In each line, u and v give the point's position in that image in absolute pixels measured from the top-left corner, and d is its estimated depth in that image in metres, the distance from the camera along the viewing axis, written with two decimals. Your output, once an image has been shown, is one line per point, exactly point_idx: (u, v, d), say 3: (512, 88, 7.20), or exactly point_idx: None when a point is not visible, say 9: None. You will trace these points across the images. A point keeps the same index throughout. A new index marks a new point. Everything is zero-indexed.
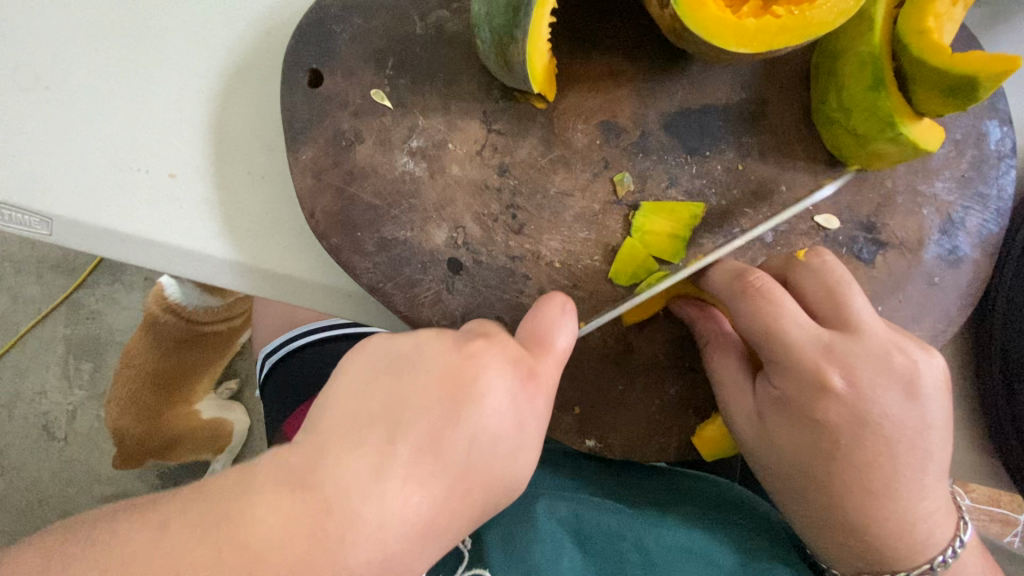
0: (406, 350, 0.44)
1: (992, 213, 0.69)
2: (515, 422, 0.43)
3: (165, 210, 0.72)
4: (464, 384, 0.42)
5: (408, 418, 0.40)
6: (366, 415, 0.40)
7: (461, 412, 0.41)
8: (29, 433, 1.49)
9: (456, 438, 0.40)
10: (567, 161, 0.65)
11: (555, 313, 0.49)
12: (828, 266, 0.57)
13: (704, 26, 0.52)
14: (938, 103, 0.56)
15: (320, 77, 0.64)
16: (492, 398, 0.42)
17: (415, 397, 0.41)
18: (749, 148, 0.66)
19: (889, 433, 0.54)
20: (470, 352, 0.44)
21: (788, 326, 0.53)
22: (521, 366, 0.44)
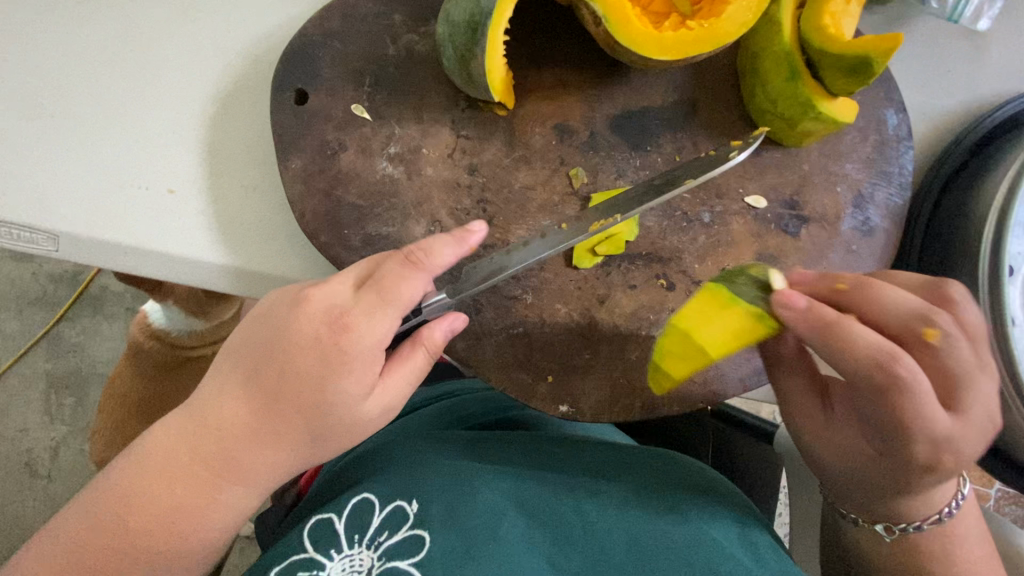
0: (267, 298, 0.60)
1: (897, 188, 0.80)
2: (321, 360, 0.55)
3: (165, 221, 0.79)
4: (284, 323, 0.56)
5: (238, 350, 0.58)
6: (229, 347, 0.60)
7: (276, 348, 0.56)
8: (11, 471, 1.50)
9: (243, 350, 0.58)
10: (528, 160, 0.74)
11: (387, 269, 0.57)
12: (890, 297, 0.56)
13: (631, 40, 0.63)
14: (844, 83, 0.68)
15: (306, 95, 0.72)
16: (301, 325, 0.55)
17: (255, 336, 0.57)
18: (684, 141, 0.76)
19: (957, 373, 0.54)
20: (306, 296, 0.57)
21: (874, 354, 0.52)
22: (334, 311, 0.56)
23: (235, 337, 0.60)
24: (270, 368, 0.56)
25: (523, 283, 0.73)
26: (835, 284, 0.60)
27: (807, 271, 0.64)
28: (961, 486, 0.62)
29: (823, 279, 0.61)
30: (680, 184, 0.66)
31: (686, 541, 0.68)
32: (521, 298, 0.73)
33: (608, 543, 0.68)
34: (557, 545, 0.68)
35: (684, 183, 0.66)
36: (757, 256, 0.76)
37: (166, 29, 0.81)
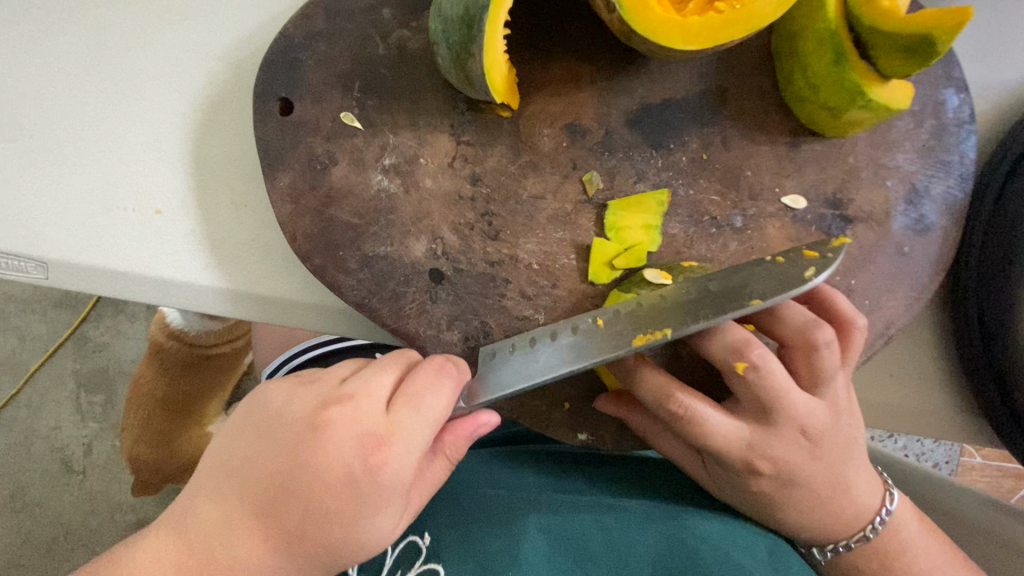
0: (274, 409, 0.50)
1: (956, 179, 0.70)
2: (353, 496, 0.46)
3: (155, 244, 0.75)
4: (301, 452, 0.47)
5: (248, 480, 0.47)
6: (231, 466, 0.48)
7: (295, 478, 0.46)
8: (48, 468, 1.51)
9: (255, 476, 0.47)
10: (536, 165, 0.67)
11: (423, 380, 0.50)
12: (764, 380, 0.56)
13: (650, 29, 0.54)
14: (900, 65, 0.58)
15: (291, 105, 0.66)
16: (329, 457, 0.46)
17: (267, 463, 0.47)
18: (711, 137, 0.68)
19: (810, 437, 0.59)
20: (322, 423, 0.47)
21: (711, 435, 0.59)
22: (369, 440, 0.47)
23: (237, 454, 0.49)
24: (293, 505, 0.46)
25: (535, 302, 0.67)
26: (734, 361, 0.57)
27: (714, 335, 0.58)
28: (887, 501, 0.64)
29: (728, 352, 0.57)
30: (745, 301, 0.55)
31: (722, 555, 0.61)
32: (533, 318, 0.67)
33: (631, 563, 0.62)
34: (579, 566, 0.62)
35: (751, 303, 0.55)
36: None
37: (139, 36, 0.75)
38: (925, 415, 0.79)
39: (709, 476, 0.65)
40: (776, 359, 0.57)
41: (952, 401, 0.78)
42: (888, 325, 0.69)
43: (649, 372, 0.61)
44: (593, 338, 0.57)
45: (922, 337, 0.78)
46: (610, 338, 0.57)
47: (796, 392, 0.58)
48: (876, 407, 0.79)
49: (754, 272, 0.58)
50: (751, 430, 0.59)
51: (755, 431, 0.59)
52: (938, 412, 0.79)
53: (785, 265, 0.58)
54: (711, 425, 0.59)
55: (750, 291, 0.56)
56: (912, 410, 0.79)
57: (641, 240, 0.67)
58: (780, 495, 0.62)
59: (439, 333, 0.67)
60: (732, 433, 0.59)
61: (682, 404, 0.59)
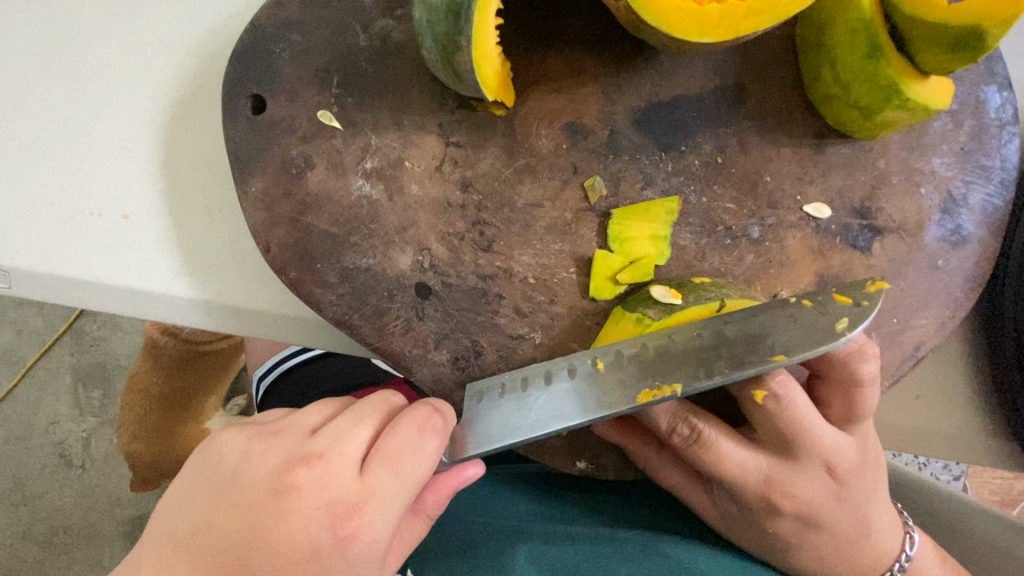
0: (230, 466, 0.43)
1: (996, 186, 0.64)
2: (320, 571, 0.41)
3: (123, 252, 0.69)
4: (261, 521, 0.41)
5: (200, 552, 0.41)
6: (179, 535, 0.42)
7: (254, 551, 0.40)
8: (47, 462, 1.41)
9: (207, 549, 0.41)
10: (533, 169, 0.61)
11: (403, 436, 0.44)
12: (785, 411, 0.51)
13: (663, 18, 0.47)
14: (943, 60, 0.52)
15: (263, 103, 0.60)
16: (292, 528, 0.41)
17: (221, 532, 0.41)
18: (727, 138, 0.61)
19: (832, 475, 0.54)
20: (285, 487, 0.41)
21: (728, 469, 0.54)
22: (340, 508, 0.41)
23: (186, 521, 0.42)
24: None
25: (531, 319, 0.61)
26: (754, 391, 0.51)
27: None
28: (906, 544, 0.60)
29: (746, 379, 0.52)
30: (767, 356, 0.49)
31: None
32: (528, 337, 0.61)
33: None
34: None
35: (774, 359, 0.49)
36: (818, 278, 0.62)
37: (104, 26, 0.69)
38: (954, 439, 0.73)
39: (721, 514, 0.60)
40: (799, 388, 0.51)
41: (984, 425, 0.72)
42: (918, 346, 0.63)
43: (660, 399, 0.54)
44: (593, 385, 0.51)
45: (950, 355, 0.72)
46: (613, 388, 0.51)
47: (821, 424, 0.52)
48: (901, 430, 0.73)
49: (778, 317, 0.51)
50: (771, 463, 0.54)
51: (775, 465, 0.54)
52: (968, 436, 0.72)
53: (815, 310, 0.51)
54: (727, 456, 0.53)
55: (772, 344, 0.50)
56: (940, 434, 0.73)
57: (649, 252, 0.61)
58: (799, 537, 0.56)
59: (427, 353, 0.61)
60: (751, 468, 0.54)
61: (697, 434, 0.53)
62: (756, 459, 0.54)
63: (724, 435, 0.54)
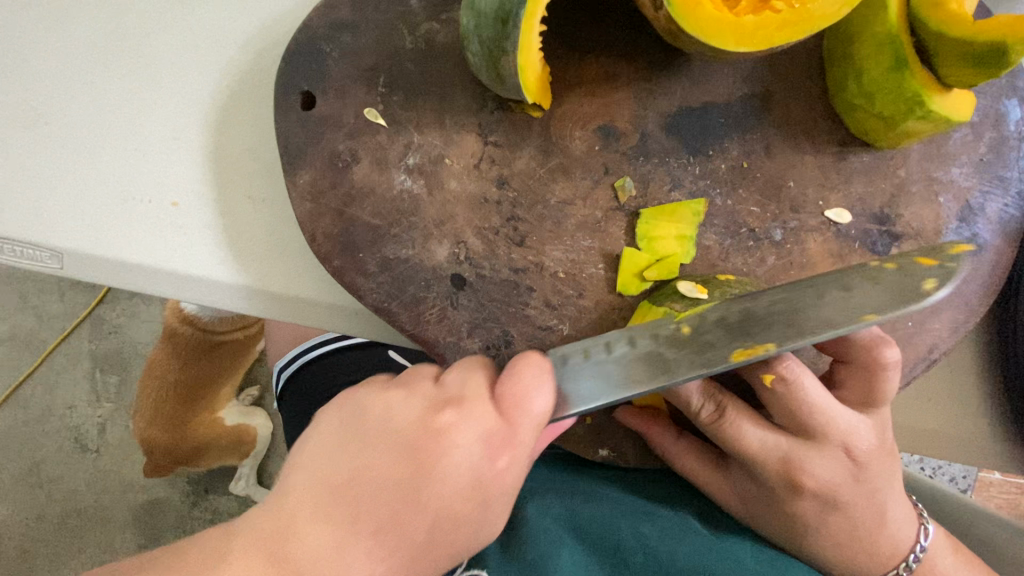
0: (375, 416, 0.46)
1: (1013, 197, 0.66)
2: (476, 500, 0.44)
3: (171, 238, 0.73)
4: (424, 456, 0.43)
5: (361, 496, 0.41)
6: (336, 484, 0.42)
7: (421, 487, 0.43)
8: (62, 445, 1.45)
9: (369, 492, 0.42)
10: (566, 169, 0.64)
11: (533, 377, 0.48)
12: (796, 392, 0.53)
13: (701, 28, 0.50)
14: (966, 74, 0.54)
15: (313, 99, 0.63)
16: (455, 464, 0.43)
17: (384, 474, 0.42)
18: (753, 144, 0.64)
19: (851, 457, 0.56)
20: (440, 426, 0.44)
21: (749, 447, 0.56)
22: (496, 438, 0.45)
23: (341, 469, 0.42)
24: (419, 515, 0.42)
25: (560, 312, 0.64)
26: (763, 376, 0.54)
27: None
28: (922, 536, 0.62)
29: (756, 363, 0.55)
30: (856, 317, 0.51)
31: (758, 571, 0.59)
32: (557, 328, 0.64)
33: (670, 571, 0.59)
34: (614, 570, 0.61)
35: (864, 318, 0.51)
36: None
37: (159, 22, 0.72)
38: (964, 442, 0.75)
39: (743, 498, 0.62)
40: (808, 372, 0.54)
41: (995, 429, 0.74)
42: (931, 349, 0.66)
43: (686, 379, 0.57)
44: (682, 346, 0.53)
45: (961, 360, 0.75)
46: (701, 348, 0.53)
47: (836, 406, 0.55)
48: (913, 431, 0.75)
49: (857, 283, 0.54)
50: (792, 443, 0.56)
51: (795, 445, 0.56)
52: (979, 439, 0.74)
53: (898, 273, 0.54)
54: (749, 434, 0.56)
55: (863, 304, 0.52)
56: (952, 436, 0.75)
57: (675, 251, 0.64)
58: (816, 522, 0.59)
59: (460, 341, 0.64)
60: (772, 447, 0.56)
61: (722, 411, 0.56)
62: (777, 438, 0.56)
63: (746, 415, 0.56)
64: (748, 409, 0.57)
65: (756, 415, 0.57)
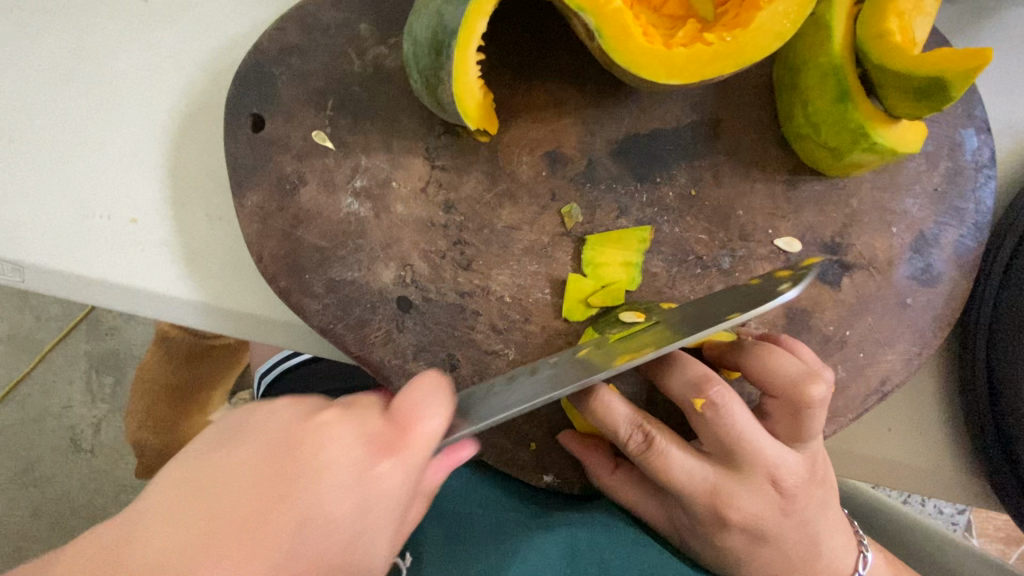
0: (254, 421, 0.39)
1: (970, 228, 0.65)
2: (360, 510, 0.37)
3: (129, 254, 0.73)
4: (298, 457, 0.37)
5: (219, 497, 0.35)
6: (194, 487, 0.35)
7: (291, 493, 0.36)
8: (57, 445, 1.47)
9: (228, 502, 0.34)
10: (513, 194, 0.64)
11: (430, 382, 0.42)
12: (725, 418, 0.52)
13: (632, 61, 0.50)
14: (908, 107, 0.54)
15: (262, 121, 0.64)
16: (333, 471, 0.37)
17: (240, 484, 0.35)
18: (702, 171, 0.64)
19: (780, 490, 0.55)
20: (320, 424, 0.38)
21: (675, 477, 0.55)
22: (380, 441, 0.39)
23: (202, 472, 0.36)
24: (285, 528, 0.35)
25: (504, 337, 0.64)
26: (693, 399, 0.53)
27: (677, 367, 0.56)
28: (861, 564, 0.62)
29: (686, 388, 0.54)
30: (722, 317, 0.47)
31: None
32: (501, 353, 0.64)
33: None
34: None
35: (728, 318, 0.47)
36: (784, 311, 0.64)
37: (119, 41, 0.73)
38: (923, 474, 0.73)
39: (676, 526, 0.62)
40: (737, 400, 0.53)
41: (956, 462, 0.73)
42: (883, 381, 0.65)
43: (617, 405, 0.56)
44: (588, 358, 0.50)
45: (924, 391, 0.73)
46: (602, 355, 0.49)
47: (764, 437, 0.53)
48: (870, 462, 0.74)
49: (725, 300, 0.50)
50: (719, 474, 0.55)
51: (723, 476, 0.55)
52: (939, 471, 0.73)
53: (762, 284, 0.52)
54: (676, 463, 0.55)
55: (722, 309, 0.49)
56: (911, 467, 0.73)
57: (621, 278, 0.63)
58: (750, 553, 0.58)
59: (405, 363, 0.64)
60: (699, 478, 0.55)
61: (649, 442, 0.55)
62: (704, 467, 0.55)
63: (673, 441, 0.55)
64: (675, 435, 0.56)
65: (684, 444, 0.56)
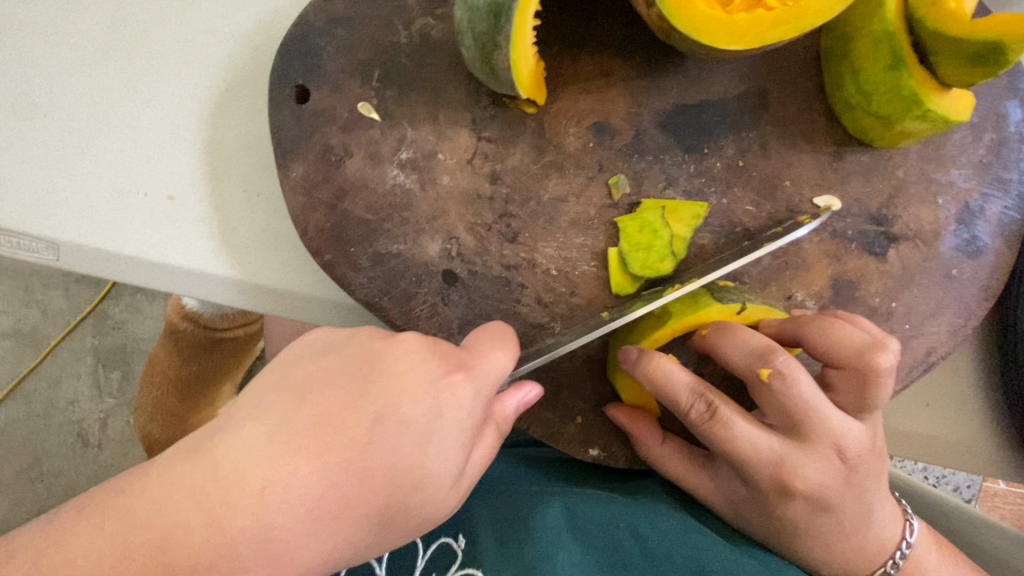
0: (342, 338, 0.45)
1: (1014, 200, 0.65)
2: (430, 414, 0.41)
3: (166, 231, 0.73)
4: (379, 363, 0.42)
5: (311, 391, 0.41)
6: (284, 386, 0.41)
7: (368, 392, 0.41)
8: (66, 439, 1.46)
9: (315, 391, 0.41)
10: (559, 166, 0.64)
11: (496, 333, 0.48)
12: (792, 387, 0.53)
13: (694, 26, 0.49)
14: (962, 73, 0.54)
15: (307, 93, 0.63)
16: (403, 377, 0.42)
17: (334, 376, 0.42)
18: (749, 143, 0.63)
19: (846, 459, 0.56)
20: (397, 339, 0.44)
21: (742, 447, 0.55)
22: (448, 359, 0.44)
23: (291, 377, 0.42)
24: (364, 409, 0.40)
25: (551, 310, 0.65)
26: (759, 367, 0.54)
27: (738, 337, 0.55)
28: (907, 533, 0.63)
29: (751, 359, 0.55)
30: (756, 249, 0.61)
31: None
32: (549, 327, 0.65)
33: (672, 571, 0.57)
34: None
35: (760, 247, 0.61)
36: (831, 282, 0.64)
37: (159, 17, 0.73)
38: (959, 448, 0.74)
39: (730, 499, 0.61)
40: (803, 369, 0.54)
41: (988, 434, 0.74)
42: (929, 353, 0.65)
43: (679, 374, 0.56)
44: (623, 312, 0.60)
45: (959, 364, 0.74)
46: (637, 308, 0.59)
47: (829, 406, 0.54)
48: (904, 436, 0.75)
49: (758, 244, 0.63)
50: (785, 446, 0.55)
51: (789, 448, 0.55)
52: (974, 444, 0.74)
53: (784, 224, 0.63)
54: (741, 434, 0.55)
55: (753, 248, 0.62)
56: (945, 441, 0.74)
57: (668, 251, 0.62)
58: (807, 525, 0.58)
59: (450, 337, 0.64)
60: (764, 448, 0.55)
61: (713, 411, 0.56)
62: (769, 440, 0.56)
63: (739, 414, 0.55)
64: (739, 406, 0.56)
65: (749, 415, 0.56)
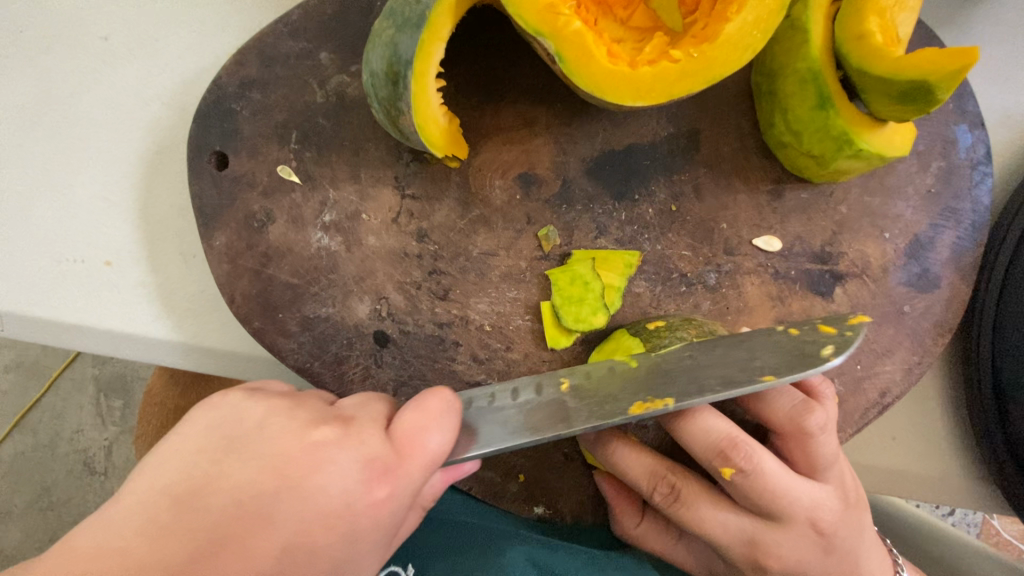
0: (252, 422, 0.40)
1: (967, 229, 0.62)
2: (345, 536, 0.38)
3: (104, 297, 0.72)
4: (293, 472, 0.37)
5: (211, 503, 0.35)
6: (181, 491, 0.36)
7: (276, 509, 0.36)
8: (71, 468, 1.40)
9: (215, 502, 0.36)
10: (487, 220, 0.62)
11: (435, 408, 0.42)
12: (757, 481, 0.50)
13: (596, 84, 0.48)
14: (893, 111, 0.50)
15: (226, 158, 0.62)
16: (321, 487, 0.37)
17: (240, 483, 0.37)
18: (681, 186, 0.61)
19: (821, 531, 0.53)
20: (317, 440, 0.39)
21: (710, 530, 0.53)
22: (377, 464, 0.39)
23: (192, 474, 0.37)
24: (270, 536, 0.35)
25: (487, 366, 0.62)
26: (722, 466, 0.51)
27: (700, 430, 0.51)
28: None
29: (713, 455, 0.51)
30: (755, 377, 0.48)
31: None
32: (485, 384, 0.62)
33: None
34: None
35: (762, 379, 0.47)
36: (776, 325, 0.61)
37: (85, 82, 0.72)
38: (931, 483, 0.70)
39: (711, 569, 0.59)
40: (764, 455, 0.51)
41: (968, 469, 0.70)
42: (883, 394, 0.62)
43: (634, 458, 0.56)
44: (585, 396, 0.49)
45: (927, 396, 0.70)
46: (598, 399, 0.49)
47: (796, 484, 0.51)
48: (875, 472, 0.71)
49: (763, 343, 0.50)
50: (756, 526, 0.53)
51: (759, 527, 0.52)
52: (946, 478, 0.70)
53: (798, 338, 0.50)
54: (707, 518, 0.53)
55: (759, 365, 0.48)
56: (917, 476, 0.70)
57: (600, 303, 0.60)
58: None
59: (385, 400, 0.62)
60: (734, 529, 0.53)
61: (676, 494, 0.55)
62: (740, 521, 0.53)
63: (702, 501, 0.54)
64: (701, 489, 0.54)
65: (713, 495, 0.54)
